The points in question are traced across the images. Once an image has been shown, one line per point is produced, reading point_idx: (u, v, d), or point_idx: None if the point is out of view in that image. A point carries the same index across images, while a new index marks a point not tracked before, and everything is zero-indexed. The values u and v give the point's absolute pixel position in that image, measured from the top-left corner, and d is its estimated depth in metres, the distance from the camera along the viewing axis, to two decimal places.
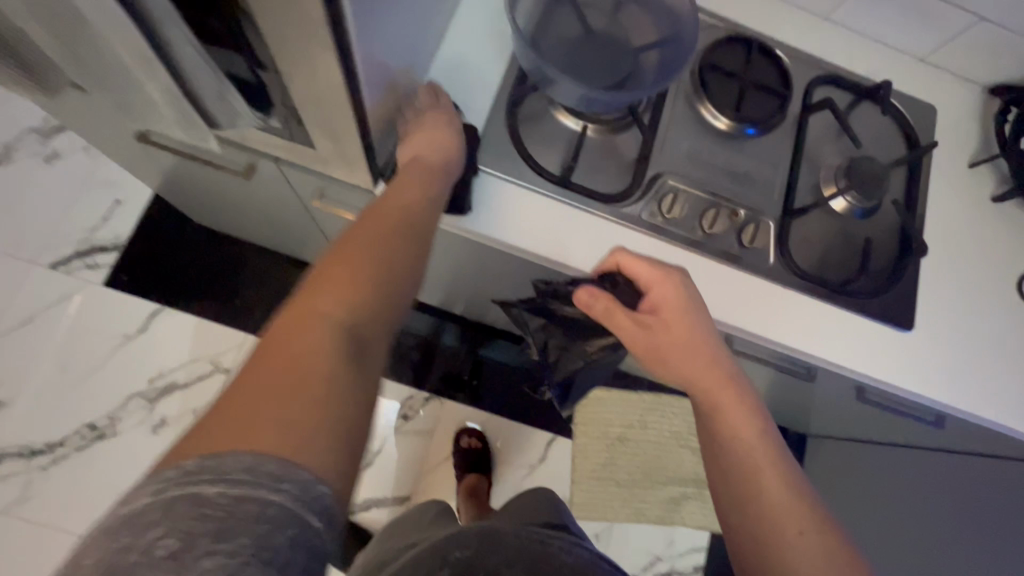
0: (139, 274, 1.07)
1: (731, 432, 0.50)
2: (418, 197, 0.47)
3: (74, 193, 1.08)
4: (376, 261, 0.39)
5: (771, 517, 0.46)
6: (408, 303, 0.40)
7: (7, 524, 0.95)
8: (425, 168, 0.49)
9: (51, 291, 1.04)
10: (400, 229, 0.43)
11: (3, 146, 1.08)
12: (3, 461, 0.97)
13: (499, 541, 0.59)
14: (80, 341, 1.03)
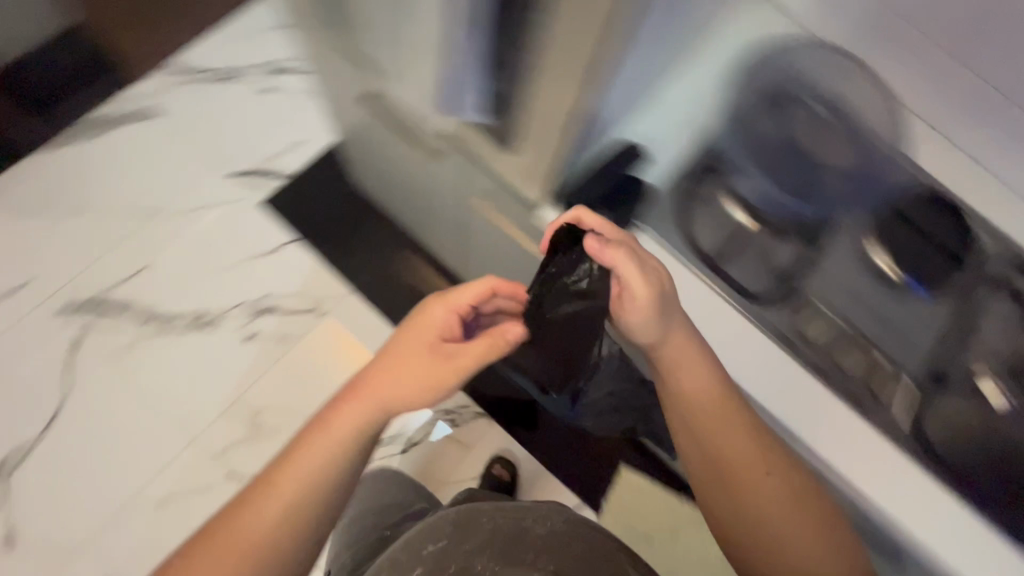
0: (288, 205, 1.20)
1: (701, 419, 0.56)
2: (340, 440, 0.60)
3: (272, 122, 1.25)
4: (297, 486, 0.59)
5: (746, 485, 0.55)
6: (302, 524, 0.60)
7: (104, 366, 1.08)
8: (379, 399, 0.59)
9: (220, 192, 1.20)
10: (315, 475, 0.59)
11: (232, 68, 1.27)
12: (126, 314, 1.11)
13: (472, 526, 0.68)
14: (221, 242, 1.17)
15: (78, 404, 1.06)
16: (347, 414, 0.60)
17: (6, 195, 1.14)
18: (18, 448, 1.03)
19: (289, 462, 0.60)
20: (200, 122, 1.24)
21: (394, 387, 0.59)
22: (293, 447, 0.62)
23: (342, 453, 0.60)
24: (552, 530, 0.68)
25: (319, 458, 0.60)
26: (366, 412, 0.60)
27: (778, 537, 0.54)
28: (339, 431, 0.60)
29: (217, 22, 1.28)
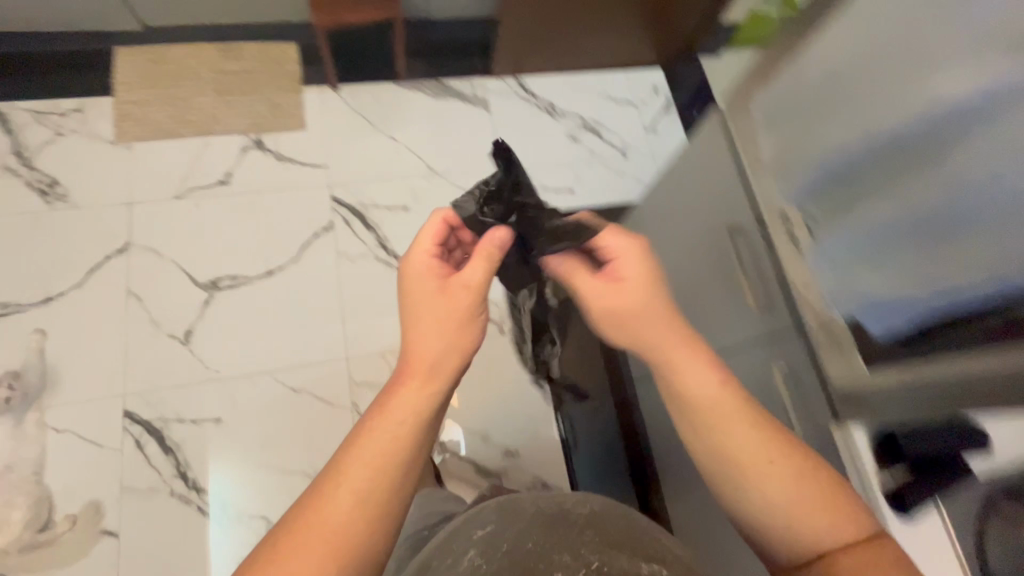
0: None
1: (683, 387, 0.55)
2: (400, 414, 0.51)
3: (563, 165, 1.42)
4: (376, 467, 0.48)
5: (733, 456, 0.51)
6: (389, 493, 0.48)
7: (331, 260, 1.23)
8: (433, 356, 0.55)
9: None
10: (383, 455, 0.49)
11: (561, 108, 1.48)
12: (370, 233, 1.27)
13: (516, 509, 0.54)
14: None
15: (295, 273, 1.20)
16: (405, 389, 0.53)
17: (355, 98, 1.38)
18: (236, 277, 1.18)
19: (351, 457, 0.49)
20: (513, 131, 1.44)
21: (444, 336, 0.56)
22: (345, 447, 0.50)
23: (410, 422, 0.51)
24: (596, 514, 0.52)
25: (389, 434, 0.50)
26: (428, 380, 0.54)
27: (780, 505, 0.49)
28: (399, 409, 0.51)
29: (571, 75, 1.54)
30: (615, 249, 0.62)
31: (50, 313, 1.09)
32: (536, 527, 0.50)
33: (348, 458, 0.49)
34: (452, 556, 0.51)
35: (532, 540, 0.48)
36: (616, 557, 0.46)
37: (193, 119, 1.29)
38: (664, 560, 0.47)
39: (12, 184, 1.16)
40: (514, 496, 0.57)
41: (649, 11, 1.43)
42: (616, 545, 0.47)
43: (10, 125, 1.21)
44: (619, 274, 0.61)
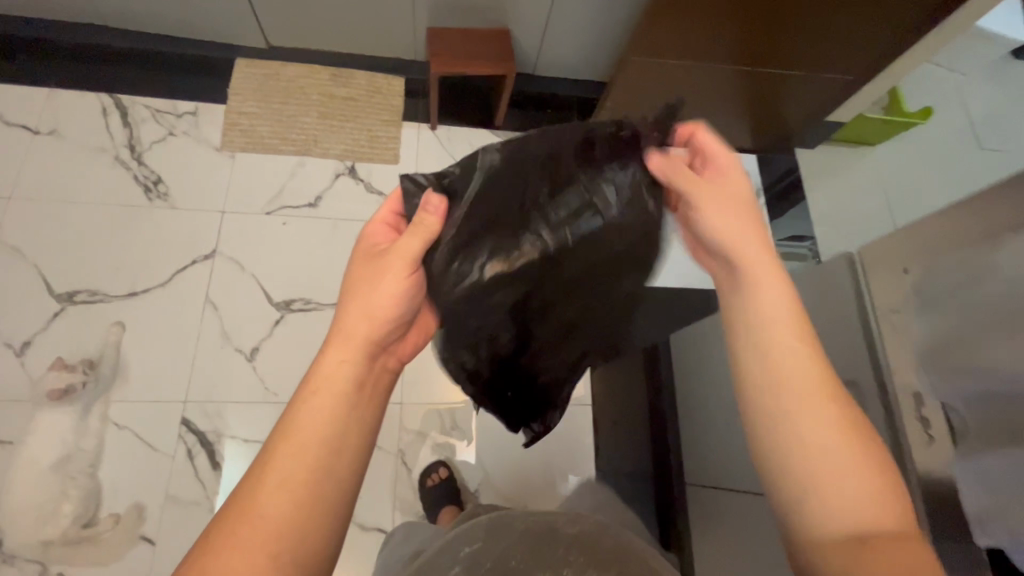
0: None
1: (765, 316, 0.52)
2: (325, 382, 0.53)
3: None
4: (308, 437, 0.50)
5: (798, 392, 0.50)
6: (332, 443, 0.51)
7: None
8: (357, 325, 0.56)
9: None
10: (316, 421, 0.51)
11: None
12: None
13: (506, 529, 0.69)
14: None
15: None
16: (331, 368, 0.53)
17: (450, 139, 1.40)
18: (309, 301, 1.20)
19: (289, 448, 0.50)
20: None
21: (377, 320, 0.56)
22: (275, 442, 0.50)
23: (332, 389, 0.53)
24: (581, 532, 0.68)
25: (317, 412, 0.52)
26: (348, 347, 0.55)
27: (822, 454, 0.47)
28: (317, 382, 0.53)
29: None
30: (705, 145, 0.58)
31: (132, 308, 1.12)
32: None
33: (279, 440, 0.50)
34: None
35: None
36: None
37: (295, 138, 1.32)
38: None
39: (121, 176, 1.22)
40: (508, 518, 0.71)
41: (755, 102, 1.41)
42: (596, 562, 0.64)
43: (129, 118, 1.27)
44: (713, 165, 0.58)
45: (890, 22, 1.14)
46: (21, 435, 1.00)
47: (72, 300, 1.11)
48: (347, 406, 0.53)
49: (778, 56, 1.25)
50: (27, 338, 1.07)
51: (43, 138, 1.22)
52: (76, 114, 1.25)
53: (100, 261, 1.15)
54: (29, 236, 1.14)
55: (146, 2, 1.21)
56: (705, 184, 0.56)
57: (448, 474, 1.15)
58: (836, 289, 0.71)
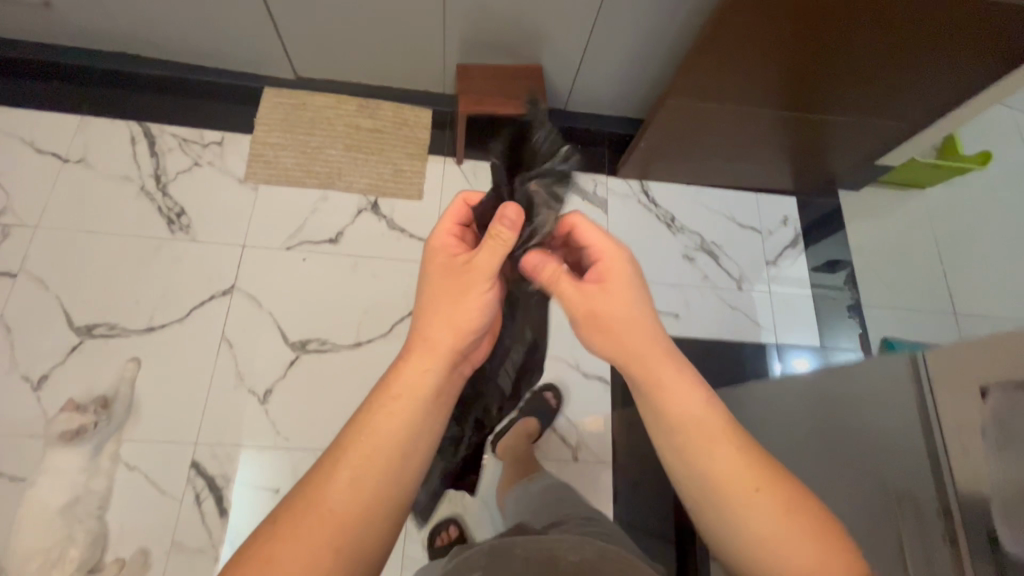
0: None
1: (674, 410, 0.52)
2: (404, 389, 0.50)
3: (672, 285, 1.37)
4: (381, 447, 0.47)
5: (716, 484, 0.49)
6: (401, 464, 0.48)
7: None
8: (443, 336, 0.53)
9: None
10: (386, 436, 0.48)
11: (681, 223, 1.43)
12: None
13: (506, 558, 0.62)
14: (559, 338, 1.29)
15: (380, 348, 1.18)
16: (409, 367, 0.51)
17: (476, 174, 1.36)
18: (325, 342, 1.17)
19: (363, 439, 0.47)
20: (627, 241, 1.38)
21: (456, 325, 0.54)
22: (352, 428, 0.49)
23: (416, 400, 0.50)
24: (584, 562, 0.59)
25: (391, 418, 0.49)
26: (429, 356, 0.52)
27: (756, 520, 0.48)
28: (396, 386, 0.50)
29: (697, 188, 1.48)
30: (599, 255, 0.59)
31: (148, 345, 1.11)
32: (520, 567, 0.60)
33: (348, 437, 0.48)
34: None
35: None
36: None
37: (319, 170, 1.30)
38: None
39: (145, 207, 1.21)
40: (508, 545, 0.66)
41: (799, 147, 1.34)
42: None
43: (157, 147, 1.26)
44: (602, 275, 0.58)
45: (950, 72, 1.06)
46: (34, 473, 1.00)
47: (91, 334, 1.10)
48: (424, 421, 0.50)
49: (827, 102, 1.18)
50: (45, 372, 1.07)
51: (72, 166, 1.22)
52: (106, 142, 1.25)
53: (120, 294, 1.14)
54: (52, 266, 1.14)
55: (176, 34, 1.20)
56: (596, 292, 0.57)
57: (458, 534, 1.11)
58: (896, 390, 0.64)
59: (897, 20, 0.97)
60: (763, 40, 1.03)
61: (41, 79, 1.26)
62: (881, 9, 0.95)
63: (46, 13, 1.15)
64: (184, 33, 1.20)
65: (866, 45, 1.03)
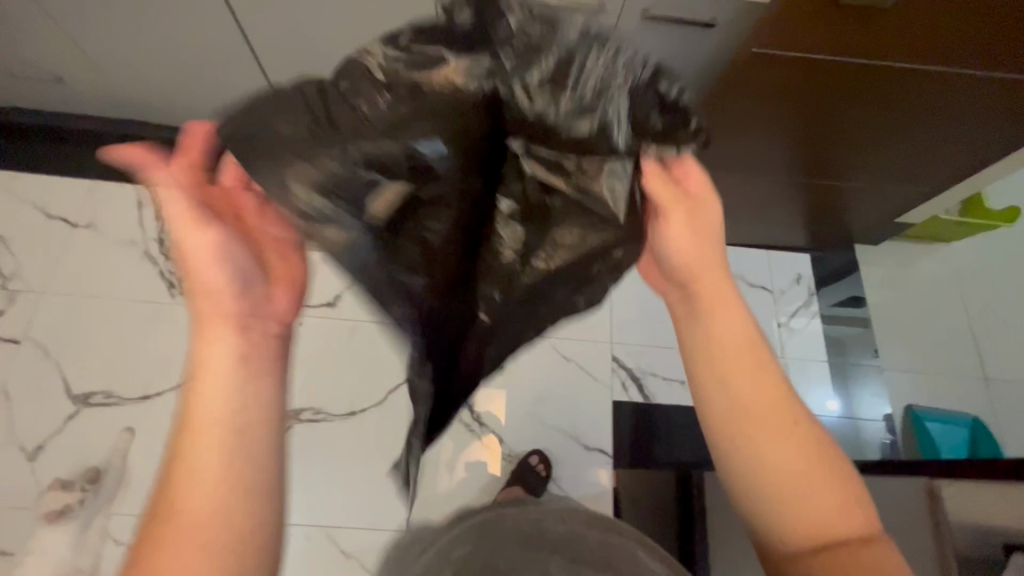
0: (630, 424, 1.24)
1: (717, 339, 0.48)
2: (219, 358, 0.35)
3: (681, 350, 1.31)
4: (207, 432, 0.32)
5: (755, 418, 0.46)
6: (252, 434, 0.34)
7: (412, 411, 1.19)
8: (226, 280, 0.37)
9: (594, 367, 1.27)
10: (210, 415, 0.33)
11: None
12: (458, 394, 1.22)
13: (494, 529, 0.59)
14: (558, 408, 1.23)
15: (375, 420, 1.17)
16: (215, 346, 0.36)
17: None
18: (320, 411, 1.18)
19: (188, 442, 0.32)
20: (632, 305, 1.33)
21: (231, 288, 0.37)
22: (175, 442, 0.33)
23: (236, 363, 0.35)
24: (570, 532, 0.58)
25: (212, 393, 0.34)
26: (220, 307, 0.37)
27: (794, 482, 0.44)
28: (206, 362, 0.35)
29: None
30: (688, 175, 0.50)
31: (142, 415, 1.11)
32: (511, 540, 0.57)
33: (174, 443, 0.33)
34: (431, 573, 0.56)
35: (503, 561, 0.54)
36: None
37: None
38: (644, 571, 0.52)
39: (147, 272, 1.23)
40: (498, 517, 0.61)
41: (813, 211, 1.29)
42: (590, 562, 0.53)
43: (162, 211, 1.28)
44: (695, 189, 0.50)
45: (974, 148, 1.01)
46: (25, 548, 1.00)
47: (87, 403, 1.11)
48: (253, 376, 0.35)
49: (841, 174, 1.12)
50: (40, 442, 1.07)
51: (80, 232, 1.25)
52: (112, 207, 1.27)
53: (117, 361, 1.14)
54: (55, 333, 1.16)
55: (182, 103, 1.22)
56: (687, 214, 0.49)
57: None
58: None
59: (911, 108, 0.92)
60: (765, 117, 0.98)
61: (52, 146, 1.29)
62: (891, 95, 0.89)
63: (58, 87, 1.19)
64: (190, 103, 1.22)
65: (879, 126, 0.96)
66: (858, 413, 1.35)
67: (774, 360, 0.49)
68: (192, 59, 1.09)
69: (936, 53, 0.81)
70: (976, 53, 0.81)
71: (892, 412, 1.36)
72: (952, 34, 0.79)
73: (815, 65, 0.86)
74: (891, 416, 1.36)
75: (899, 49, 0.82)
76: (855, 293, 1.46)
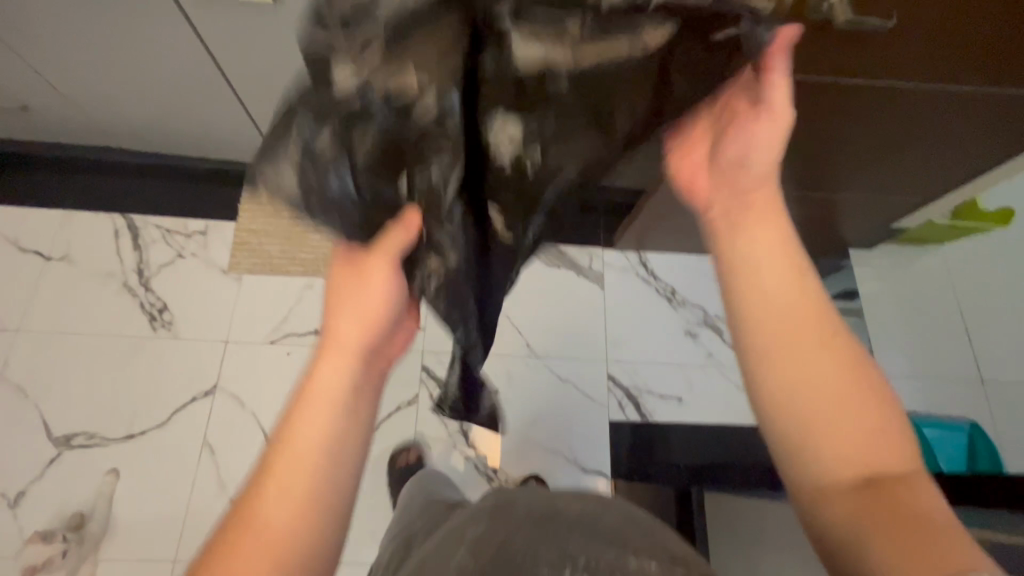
0: (627, 444, 1.22)
1: (767, 260, 0.50)
2: (329, 388, 0.48)
3: (678, 366, 1.28)
4: (307, 450, 0.45)
5: (799, 334, 0.47)
6: (341, 454, 0.46)
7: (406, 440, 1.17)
8: (353, 334, 0.50)
9: (590, 387, 1.25)
10: (313, 436, 0.45)
11: (683, 297, 1.34)
12: (452, 420, 1.19)
13: (506, 512, 0.57)
14: (555, 430, 1.21)
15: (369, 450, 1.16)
16: (323, 371, 0.49)
17: None
18: None
19: (280, 460, 0.45)
20: (626, 321, 1.31)
21: (364, 315, 0.51)
22: (274, 452, 0.46)
23: (338, 404, 0.47)
24: (586, 515, 0.57)
25: (316, 419, 0.46)
26: (343, 357, 0.49)
27: (833, 402, 0.44)
28: (316, 391, 0.48)
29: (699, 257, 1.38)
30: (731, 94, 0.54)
31: (127, 455, 1.08)
32: (524, 527, 0.54)
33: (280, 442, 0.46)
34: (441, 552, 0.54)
35: (515, 541, 0.52)
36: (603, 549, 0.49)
37: (304, 258, 1.25)
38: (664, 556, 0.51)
39: (127, 305, 1.19)
40: (509, 500, 0.61)
41: (807, 220, 1.27)
42: (603, 535, 0.53)
43: (140, 240, 1.24)
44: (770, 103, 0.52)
45: (970, 157, 0.98)
46: None
47: (69, 445, 1.07)
48: (351, 414, 0.48)
49: (832, 184, 1.09)
50: (22, 488, 1.04)
51: (55, 265, 1.20)
52: (88, 237, 1.23)
53: (99, 400, 1.11)
54: (32, 372, 1.12)
55: (155, 129, 1.17)
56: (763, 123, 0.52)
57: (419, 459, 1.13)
58: None
59: (902, 119, 0.89)
60: None
61: (26, 177, 1.25)
62: (880, 109, 0.86)
63: (25, 115, 1.13)
64: (164, 130, 1.17)
65: (876, 138, 0.94)
66: None
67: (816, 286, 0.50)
68: (167, 91, 1.04)
69: (929, 71, 0.78)
70: (982, 72, 0.78)
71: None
72: (962, 55, 0.75)
73: (814, 86, 0.81)
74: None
75: (902, 70, 0.78)
76: (847, 287, 1.48)
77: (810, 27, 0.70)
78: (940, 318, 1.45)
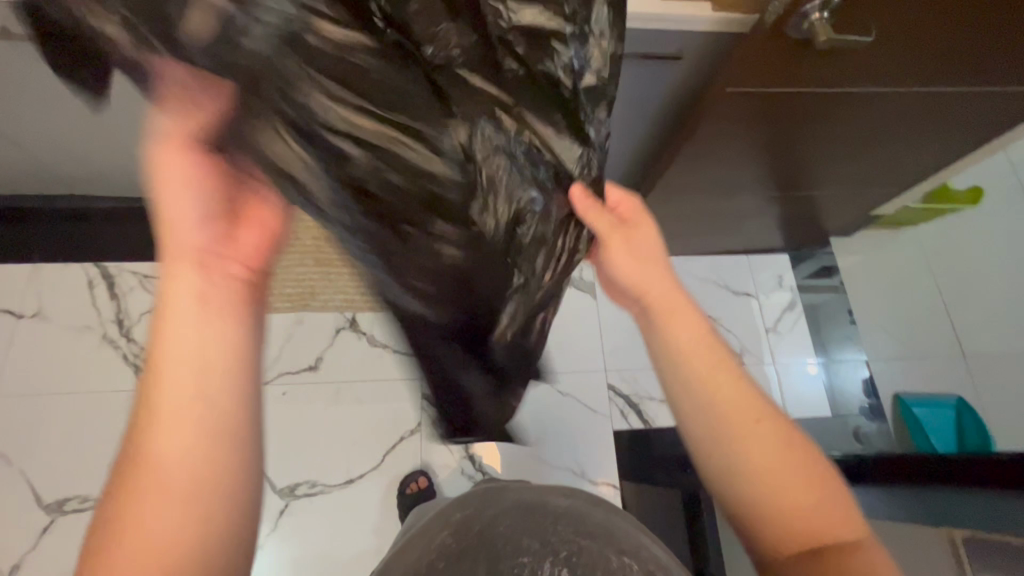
0: (629, 452, 1.23)
1: (690, 365, 0.51)
2: (191, 294, 0.37)
3: None
4: (183, 371, 0.36)
5: (727, 425, 0.50)
6: (229, 366, 0.37)
7: (412, 469, 1.16)
8: (205, 229, 0.39)
9: (591, 398, 1.26)
10: (186, 354, 0.36)
11: None
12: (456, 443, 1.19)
13: (495, 495, 0.57)
14: (559, 446, 1.21)
15: (374, 484, 1.14)
16: (176, 273, 0.38)
17: None
18: (314, 484, 1.13)
19: (146, 430, 0.35)
20: (620, 327, 1.31)
21: (197, 215, 0.39)
22: (135, 422, 0.35)
23: (203, 308, 0.37)
24: (577, 508, 0.54)
25: (184, 333, 0.37)
26: (193, 254, 0.38)
27: (776, 483, 0.48)
28: (174, 302, 0.37)
29: (689, 257, 1.45)
30: (619, 202, 0.56)
31: None
32: (511, 512, 0.55)
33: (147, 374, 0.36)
34: (421, 533, 0.54)
35: (504, 525, 0.54)
36: (588, 546, 0.52)
37: (290, 293, 1.22)
38: (639, 551, 0.51)
39: (109, 357, 1.15)
40: (502, 482, 0.59)
41: (789, 216, 1.29)
42: (591, 533, 0.52)
43: (116, 289, 1.19)
44: (628, 215, 0.56)
45: (945, 149, 1.01)
46: None
47: (62, 510, 1.03)
48: (228, 319, 0.38)
49: (813, 182, 1.11)
50: (15, 562, 1.00)
51: (28, 323, 1.15)
52: (60, 290, 1.18)
53: (89, 461, 1.07)
54: (14, 438, 1.07)
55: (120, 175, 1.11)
56: (628, 228, 0.55)
57: (429, 483, 1.13)
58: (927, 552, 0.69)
59: (879, 120, 0.90)
60: (742, 138, 0.93)
61: None
62: (857, 113, 0.88)
63: None
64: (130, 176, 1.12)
65: (854, 137, 0.95)
66: (844, 394, 1.39)
67: (738, 366, 0.52)
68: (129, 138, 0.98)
69: (907, 73, 0.79)
70: (956, 70, 0.79)
71: (869, 375, 1.41)
72: (938, 56, 0.76)
73: (784, 94, 0.82)
74: (869, 380, 1.41)
75: (880, 75, 0.79)
76: (825, 263, 1.50)
77: (790, 42, 0.71)
78: (923, 298, 1.48)
